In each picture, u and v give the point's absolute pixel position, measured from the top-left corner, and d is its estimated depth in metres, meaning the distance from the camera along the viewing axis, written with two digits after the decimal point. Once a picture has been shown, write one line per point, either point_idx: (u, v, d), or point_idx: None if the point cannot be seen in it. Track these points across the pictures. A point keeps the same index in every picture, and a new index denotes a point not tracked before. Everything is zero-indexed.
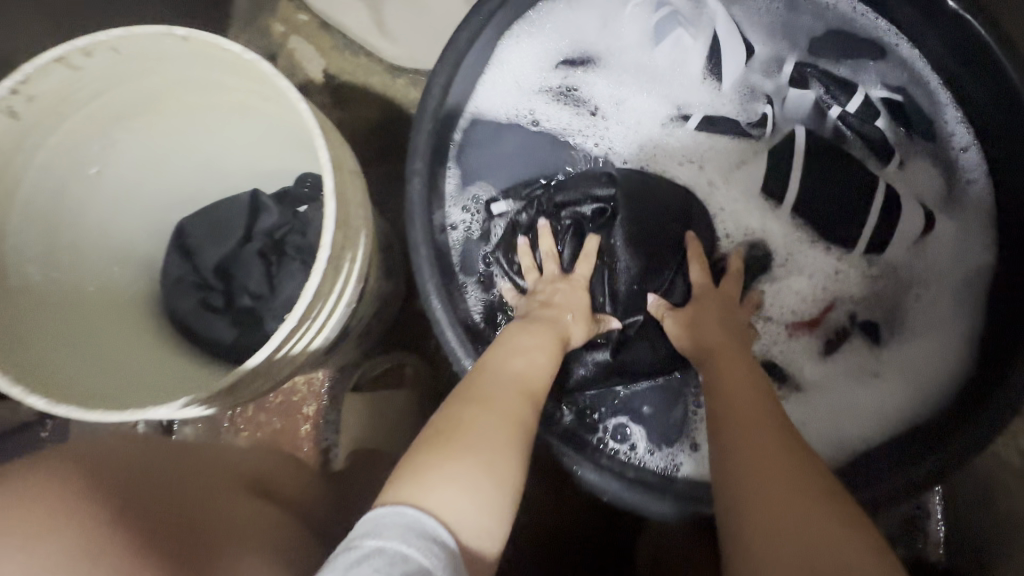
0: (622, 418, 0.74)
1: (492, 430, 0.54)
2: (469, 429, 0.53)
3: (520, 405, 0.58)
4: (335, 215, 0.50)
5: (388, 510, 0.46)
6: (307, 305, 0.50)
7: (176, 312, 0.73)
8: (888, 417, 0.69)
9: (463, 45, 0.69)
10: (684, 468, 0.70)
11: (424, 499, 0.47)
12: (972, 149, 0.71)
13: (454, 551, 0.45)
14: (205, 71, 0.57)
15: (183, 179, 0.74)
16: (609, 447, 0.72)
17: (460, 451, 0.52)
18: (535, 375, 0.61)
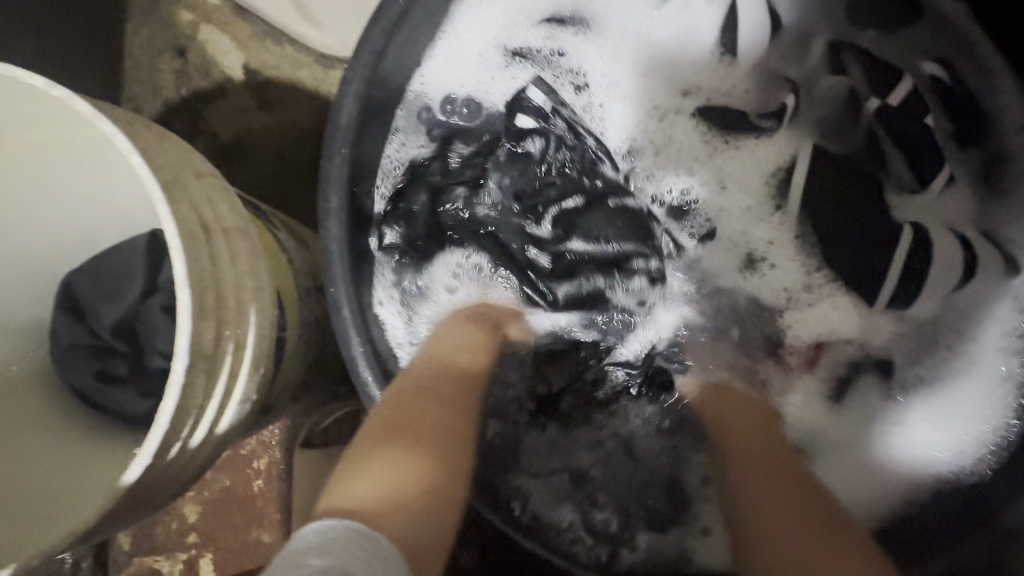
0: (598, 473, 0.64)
1: (430, 426, 0.51)
2: (409, 423, 0.50)
3: (456, 395, 0.55)
4: (195, 305, 0.38)
5: (320, 524, 0.38)
6: (171, 426, 0.38)
7: (71, 386, 0.61)
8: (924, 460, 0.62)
9: (379, 40, 0.52)
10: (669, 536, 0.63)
11: (355, 501, 0.42)
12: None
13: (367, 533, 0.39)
14: (27, 107, 0.44)
15: (60, 224, 0.61)
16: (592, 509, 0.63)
17: (400, 450, 0.48)
18: (470, 357, 0.58)
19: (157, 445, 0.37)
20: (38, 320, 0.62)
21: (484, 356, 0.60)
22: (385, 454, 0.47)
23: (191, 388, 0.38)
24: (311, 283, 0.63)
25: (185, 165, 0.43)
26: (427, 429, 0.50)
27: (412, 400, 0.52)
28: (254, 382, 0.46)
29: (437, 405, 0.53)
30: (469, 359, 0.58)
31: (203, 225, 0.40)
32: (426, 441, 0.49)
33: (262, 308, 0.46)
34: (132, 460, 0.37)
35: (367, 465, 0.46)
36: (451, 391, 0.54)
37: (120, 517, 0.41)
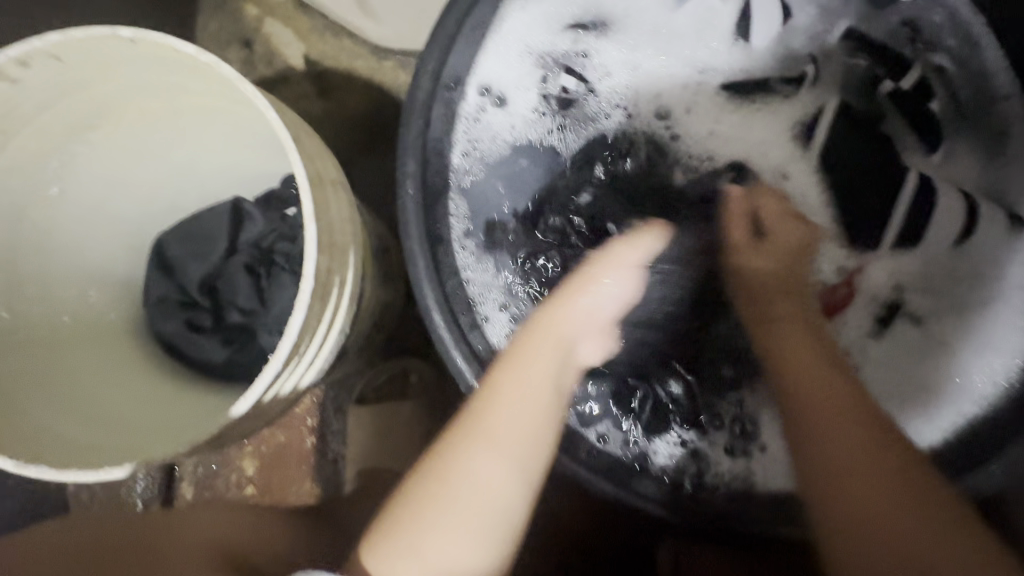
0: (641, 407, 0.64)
1: (472, 502, 0.50)
2: (450, 497, 0.50)
3: (509, 473, 0.52)
4: (317, 238, 0.45)
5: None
6: (294, 342, 0.45)
7: (162, 336, 0.68)
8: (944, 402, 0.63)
9: (453, 26, 0.60)
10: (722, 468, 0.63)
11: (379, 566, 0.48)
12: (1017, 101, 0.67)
13: None
14: (163, 75, 0.51)
15: (157, 189, 0.68)
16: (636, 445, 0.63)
17: (438, 520, 0.49)
18: (537, 433, 0.54)
19: (285, 353, 0.45)
20: (133, 276, 0.69)
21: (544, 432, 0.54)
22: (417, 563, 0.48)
23: (310, 311, 0.45)
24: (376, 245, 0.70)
25: (300, 127, 0.50)
26: (465, 509, 0.50)
27: (462, 467, 0.51)
28: (348, 317, 0.52)
29: (484, 481, 0.51)
30: (530, 432, 0.54)
31: (319, 176, 0.48)
32: (463, 542, 0.49)
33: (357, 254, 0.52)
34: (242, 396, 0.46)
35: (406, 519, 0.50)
36: (504, 456, 0.52)
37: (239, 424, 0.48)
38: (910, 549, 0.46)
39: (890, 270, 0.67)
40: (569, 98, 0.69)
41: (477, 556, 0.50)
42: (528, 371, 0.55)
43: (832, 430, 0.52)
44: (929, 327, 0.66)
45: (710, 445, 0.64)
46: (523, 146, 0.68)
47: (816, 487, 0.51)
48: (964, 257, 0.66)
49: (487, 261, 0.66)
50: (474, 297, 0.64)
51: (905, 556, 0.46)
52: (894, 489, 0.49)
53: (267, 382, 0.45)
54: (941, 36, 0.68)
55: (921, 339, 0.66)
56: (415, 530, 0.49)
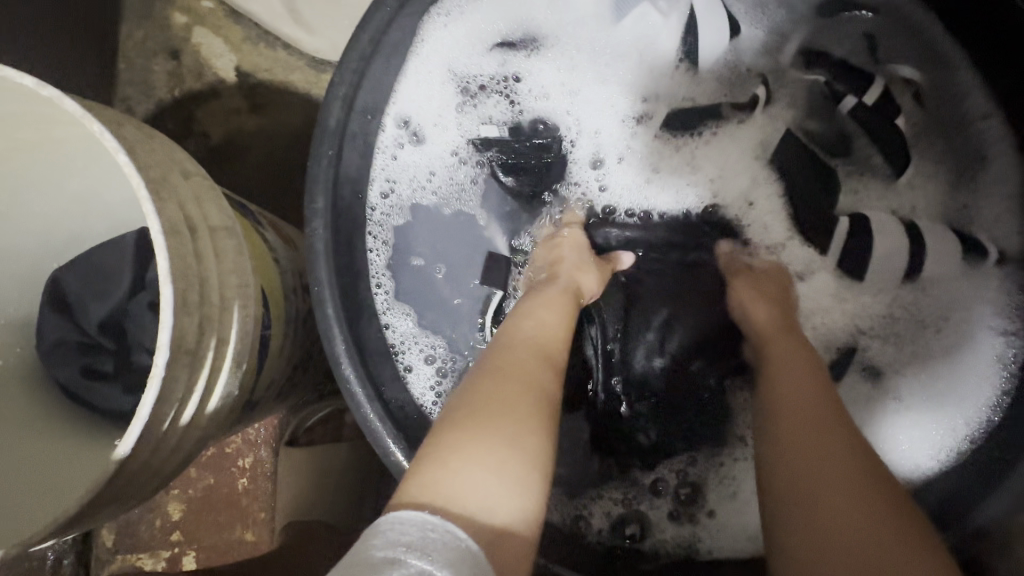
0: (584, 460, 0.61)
1: (512, 399, 0.45)
2: (489, 399, 0.45)
3: (539, 370, 0.49)
4: (178, 302, 0.39)
5: (389, 526, 0.34)
6: (152, 420, 0.39)
7: (58, 383, 0.62)
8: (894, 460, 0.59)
9: (367, 46, 0.54)
10: (662, 535, 0.60)
11: (440, 496, 0.38)
12: None
13: (470, 544, 0.35)
14: (20, 105, 0.45)
15: (50, 222, 0.61)
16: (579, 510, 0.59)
17: (478, 425, 0.43)
18: (560, 341, 0.54)
19: (139, 433, 0.39)
20: (26, 317, 0.63)
21: (561, 332, 0.54)
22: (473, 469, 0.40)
23: (173, 381, 0.39)
24: (297, 282, 0.64)
25: (174, 165, 0.44)
26: (507, 404, 0.45)
27: (493, 380, 0.47)
28: (236, 378, 0.47)
29: (521, 379, 0.47)
30: (552, 340, 0.53)
31: (189, 223, 0.42)
32: (525, 443, 0.43)
33: (246, 306, 0.47)
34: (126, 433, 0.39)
35: (452, 438, 0.42)
36: (533, 354, 0.50)
37: (100, 506, 0.42)
38: (853, 473, 0.46)
39: (845, 314, 0.64)
40: (498, 125, 0.65)
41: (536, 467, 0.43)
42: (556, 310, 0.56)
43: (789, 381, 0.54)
44: (891, 379, 0.62)
45: (653, 508, 0.60)
46: (450, 179, 0.65)
47: (767, 420, 0.53)
48: (923, 295, 0.62)
49: (411, 307, 0.62)
50: (394, 347, 0.61)
51: (804, 483, 0.46)
52: (827, 428, 0.49)
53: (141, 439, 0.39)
54: (906, 51, 0.62)
55: (881, 391, 0.62)
56: (472, 418, 0.43)
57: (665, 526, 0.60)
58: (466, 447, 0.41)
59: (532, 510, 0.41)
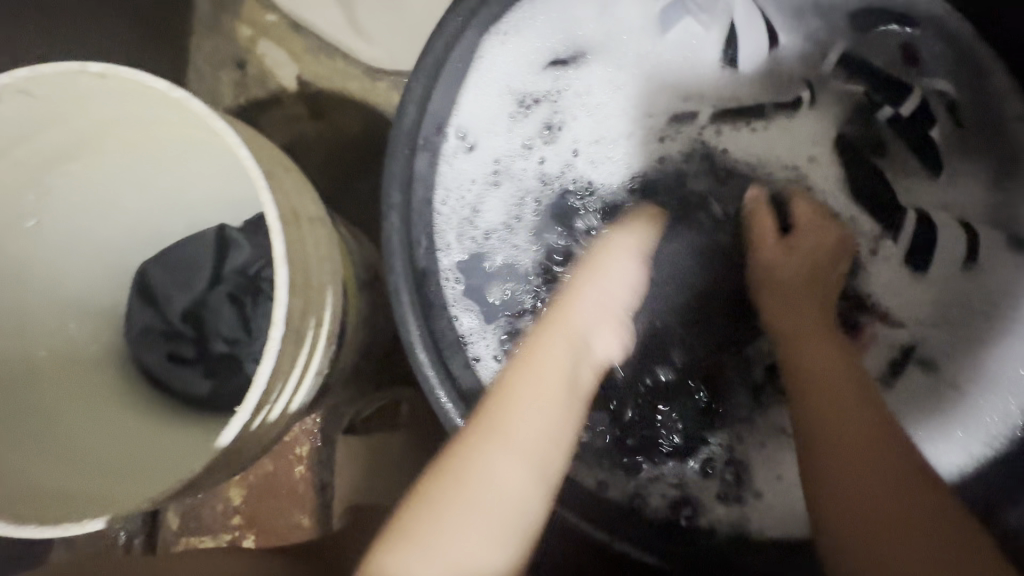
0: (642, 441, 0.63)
1: (498, 482, 0.46)
2: (471, 482, 0.45)
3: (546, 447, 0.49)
4: (289, 282, 0.43)
5: None
6: (263, 392, 0.43)
7: (145, 368, 0.66)
8: (953, 454, 0.60)
9: (439, 52, 0.58)
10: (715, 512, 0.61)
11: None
12: None
13: None
14: (139, 108, 0.50)
15: (140, 219, 0.66)
16: (635, 487, 0.61)
17: (456, 513, 0.44)
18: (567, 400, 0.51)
19: (253, 405, 0.42)
20: (116, 306, 0.67)
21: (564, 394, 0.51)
22: (443, 534, 0.44)
23: (282, 357, 0.43)
24: (364, 275, 0.68)
25: (277, 161, 0.48)
26: (496, 489, 0.46)
27: (480, 455, 0.46)
28: (326, 359, 0.50)
29: (513, 459, 0.47)
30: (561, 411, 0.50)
31: (294, 213, 0.46)
32: (486, 547, 0.44)
33: (336, 291, 0.50)
34: (228, 423, 0.43)
35: (428, 514, 0.44)
36: (530, 426, 0.48)
37: (209, 474, 0.45)
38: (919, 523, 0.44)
39: (902, 309, 0.65)
40: (550, 132, 0.70)
41: (503, 547, 0.45)
42: (556, 343, 0.52)
43: (838, 409, 0.50)
44: (942, 368, 0.63)
45: (701, 487, 0.62)
46: (508, 180, 0.68)
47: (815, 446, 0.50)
48: (975, 286, 0.63)
49: (474, 296, 0.65)
50: (463, 338, 0.63)
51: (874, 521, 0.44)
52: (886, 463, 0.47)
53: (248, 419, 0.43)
54: (942, 61, 0.65)
55: (936, 381, 0.63)
56: (453, 504, 0.45)
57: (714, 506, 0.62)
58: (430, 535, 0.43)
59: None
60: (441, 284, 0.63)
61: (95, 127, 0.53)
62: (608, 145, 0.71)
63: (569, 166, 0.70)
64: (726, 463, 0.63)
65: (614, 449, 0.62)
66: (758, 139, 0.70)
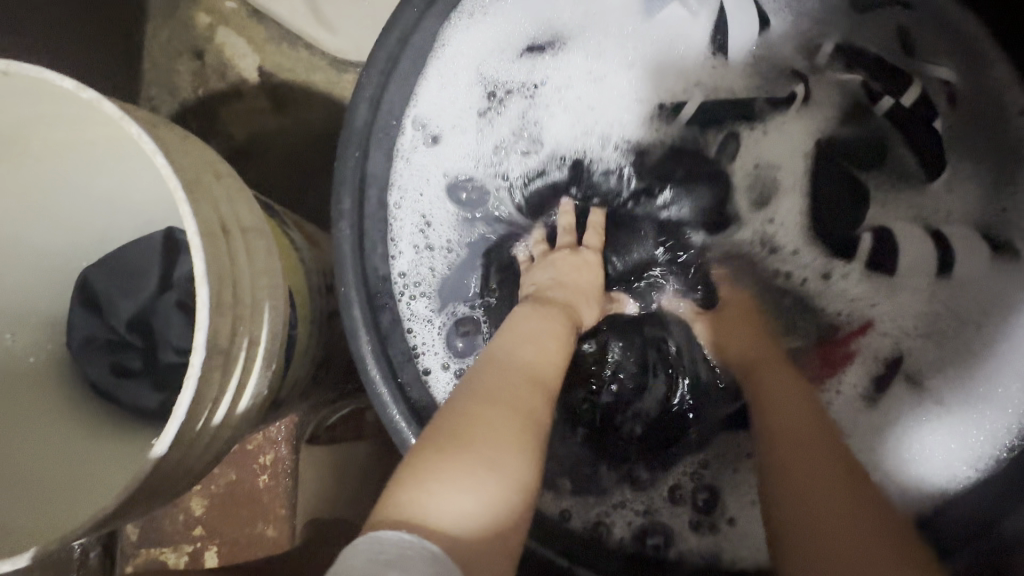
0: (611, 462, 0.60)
1: (500, 423, 0.45)
2: (478, 416, 0.45)
3: (531, 396, 0.49)
4: (212, 302, 0.39)
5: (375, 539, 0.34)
6: (186, 420, 0.40)
7: (87, 380, 0.63)
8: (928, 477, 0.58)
9: (393, 46, 0.54)
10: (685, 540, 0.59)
11: (425, 508, 0.38)
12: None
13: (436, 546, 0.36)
14: (59, 107, 0.46)
15: (81, 222, 0.62)
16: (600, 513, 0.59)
17: (470, 444, 0.43)
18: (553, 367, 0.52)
19: (175, 433, 0.39)
20: (55, 315, 0.63)
21: (558, 355, 0.53)
22: (462, 461, 0.42)
23: (207, 382, 0.40)
24: (321, 282, 0.64)
25: (206, 166, 0.44)
26: (496, 424, 0.45)
27: (480, 399, 0.46)
28: (266, 378, 0.47)
29: (507, 403, 0.47)
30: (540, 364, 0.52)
31: (223, 225, 0.42)
32: (504, 458, 0.43)
33: (276, 307, 0.47)
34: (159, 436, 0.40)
35: (443, 449, 0.42)
36: (509, 376, 0.49)
37: (134, 505, 0.42)
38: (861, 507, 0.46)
39: (886, 323, 0.62)
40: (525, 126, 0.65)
41: (520, 459, 0.44)
42: (530, 321, 0.55)
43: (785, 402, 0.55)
44: (929, 384, 0.60)
45: (674, 512, 0.59)
46: (478, 187, 0.64)
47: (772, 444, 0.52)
48: (955, 297, 0.61)
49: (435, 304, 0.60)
50: (419, 349, 0.59)
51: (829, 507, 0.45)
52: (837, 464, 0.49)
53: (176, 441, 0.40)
54: (942, 50, 0.62)
55: (917, 398, 0.60)
56: (468, 437, 0.43)
57: (683, 533, 0.59)
58: (446, 470, 0.41)
59: (508, 519, 0.42)
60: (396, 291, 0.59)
61: (15, 127, 0.49)
62: (586, 142, 0.66)
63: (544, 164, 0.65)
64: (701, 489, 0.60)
65: (579, 473, 0.59)
66: (749, 143, 0.66)
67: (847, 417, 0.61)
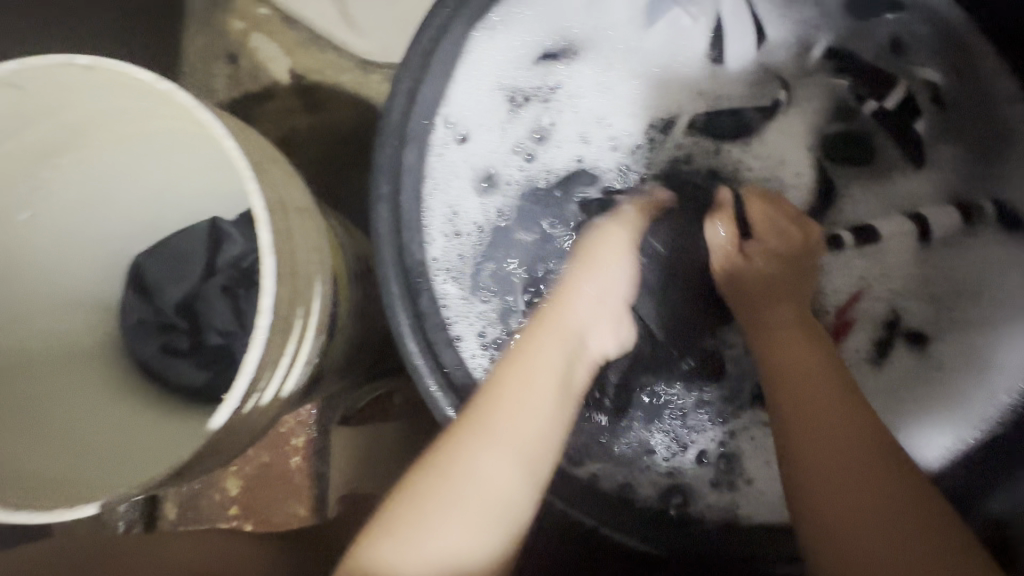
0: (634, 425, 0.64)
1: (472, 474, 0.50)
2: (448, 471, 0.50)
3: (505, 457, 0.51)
4: (276, 271, 0.43)
5: None
6: (252, 380, 0.43)
7: (139, 360, 0.67)
8: (937, 437, 0.61)
9: (427, 45, 0.59)
10: (705, 500, 0.62)
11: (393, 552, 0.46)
12: (1016, 103, 0.64)
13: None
14: (129, 99, 0.51)
15: (135, 211, 0.67)
16: (624, 473, 0.62)
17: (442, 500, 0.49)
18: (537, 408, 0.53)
19: (243, 391, 0.43)
20: (110, 299, 0.67)
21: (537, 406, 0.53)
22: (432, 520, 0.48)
23: (269, 346, 0.44)
24: (357, 266, 0.68)
25: (263, 153, 0.48)
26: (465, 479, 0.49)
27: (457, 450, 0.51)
28: (316, 348, 0.51)
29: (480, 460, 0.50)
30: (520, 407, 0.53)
31: (281, 204, 0.46)
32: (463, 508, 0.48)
33: (326, 282, 0.51)
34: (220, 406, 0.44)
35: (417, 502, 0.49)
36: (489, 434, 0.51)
37: (200, 461, 0.46)
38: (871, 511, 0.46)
39: (878, 287, 0.66)
40: (544, 128, 0.69)
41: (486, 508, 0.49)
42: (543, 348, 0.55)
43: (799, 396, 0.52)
44: (933, 345, 0.63)
45: (696, 477, 0.63)
46: (501, 179, 0.68)
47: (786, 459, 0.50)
48: (959, 272, 0.64)
49: (464, 289, 0.65)
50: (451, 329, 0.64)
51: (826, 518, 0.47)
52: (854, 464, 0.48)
53: (243, 397, 0.43)
54: (927, 47, 0.66)
55: (923, 362, 0.63)
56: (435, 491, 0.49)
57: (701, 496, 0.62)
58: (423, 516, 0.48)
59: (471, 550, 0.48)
60: (431, 273, 0.63)
61: (86, 119, 0.54)
62: (604, 143, 0.70)
63: (565, 163, 0.69)
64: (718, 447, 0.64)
65: (601, 441, 0.63)
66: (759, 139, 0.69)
67: (861, 381, 0.63)
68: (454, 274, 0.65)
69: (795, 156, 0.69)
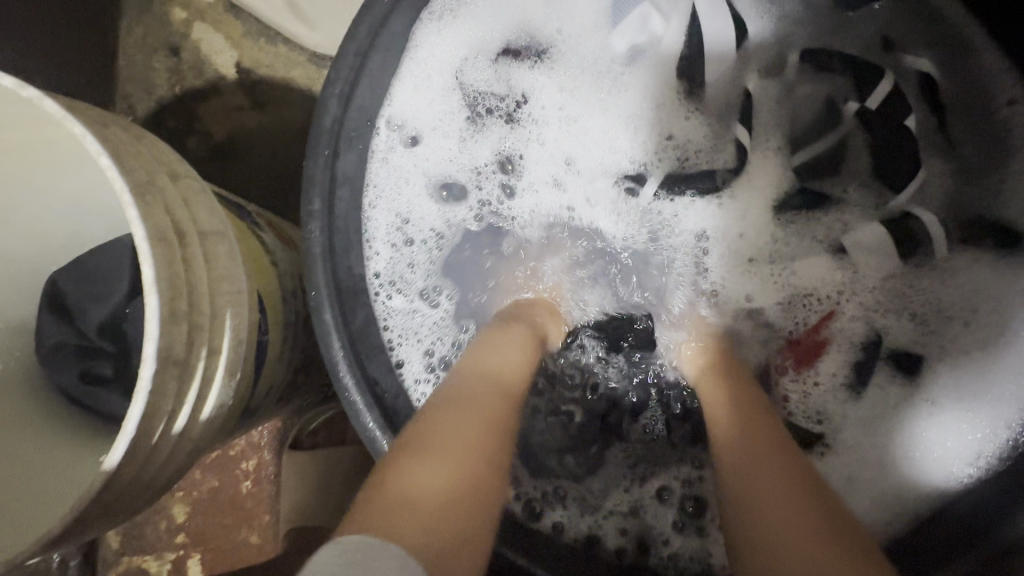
0: (597, 459, 0.60)
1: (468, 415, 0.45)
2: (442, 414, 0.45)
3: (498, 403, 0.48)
4: (163, 310, 0.37)
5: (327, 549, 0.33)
6: (139, 435, 0.38)
7: (55, 388, 0.61)
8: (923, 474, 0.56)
9: (363, 40, 0.52)
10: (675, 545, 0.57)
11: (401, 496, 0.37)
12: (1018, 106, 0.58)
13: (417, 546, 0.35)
14: (10, 105, 0.45)
15: (49, 223, 0.61)
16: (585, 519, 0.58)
17: (443, 442, 0.42)
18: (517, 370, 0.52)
19: (127, 448, 0.37)
20: (23, 321, 0.61)
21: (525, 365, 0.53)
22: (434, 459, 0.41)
23: (160, 394, 0.38)
24: (297, 285, 0.62)
25: (160, 167, 0.42)
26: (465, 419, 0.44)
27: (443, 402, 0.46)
28: (231, 388, 0.45)
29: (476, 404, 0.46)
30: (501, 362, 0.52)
31: (177, 229, 0.40)
32: (469, 442, 0.43)
33: (239, 314, 0.45)
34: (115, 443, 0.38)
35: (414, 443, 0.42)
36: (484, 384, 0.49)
37: (91, 521, 0.41)
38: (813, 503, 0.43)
39: (857, 311, 0.61)
40: (503, 136, 0.63)
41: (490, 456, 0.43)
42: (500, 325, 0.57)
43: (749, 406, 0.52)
44: (925, 373, 0.58)
45: (665, 521, 0.58)
46: (456, 190, 0.62)
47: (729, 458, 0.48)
48: (951, 295, 0.59)
49: (415, 309, 0.60)
50: (395, 354, 0.58)
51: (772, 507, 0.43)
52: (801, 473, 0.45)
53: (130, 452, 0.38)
54: (922, 43, 0.60)
55: (911, 391, 0.58)
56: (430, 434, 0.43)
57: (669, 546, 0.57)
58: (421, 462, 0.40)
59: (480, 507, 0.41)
60: (372, 295, 0.58)
61: None
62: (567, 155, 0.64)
63: (522, 176, 0.64)
64: (690, 485, 0.59)
65: (560, 479, 0.59)
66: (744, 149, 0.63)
67: (833, 410, 0.60)
68: (401, 291, 0.59)
69: (777, 164, 0.63)
